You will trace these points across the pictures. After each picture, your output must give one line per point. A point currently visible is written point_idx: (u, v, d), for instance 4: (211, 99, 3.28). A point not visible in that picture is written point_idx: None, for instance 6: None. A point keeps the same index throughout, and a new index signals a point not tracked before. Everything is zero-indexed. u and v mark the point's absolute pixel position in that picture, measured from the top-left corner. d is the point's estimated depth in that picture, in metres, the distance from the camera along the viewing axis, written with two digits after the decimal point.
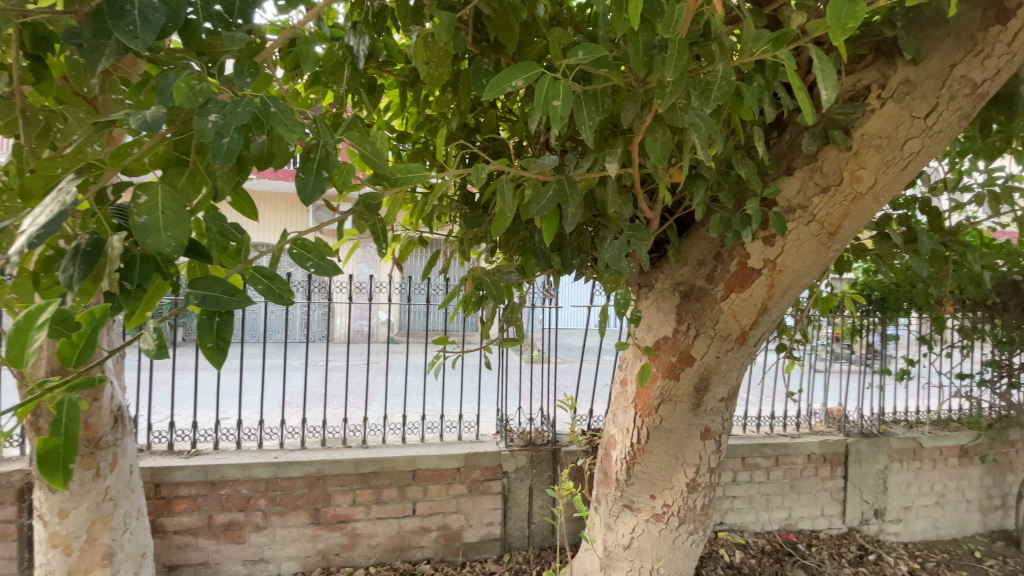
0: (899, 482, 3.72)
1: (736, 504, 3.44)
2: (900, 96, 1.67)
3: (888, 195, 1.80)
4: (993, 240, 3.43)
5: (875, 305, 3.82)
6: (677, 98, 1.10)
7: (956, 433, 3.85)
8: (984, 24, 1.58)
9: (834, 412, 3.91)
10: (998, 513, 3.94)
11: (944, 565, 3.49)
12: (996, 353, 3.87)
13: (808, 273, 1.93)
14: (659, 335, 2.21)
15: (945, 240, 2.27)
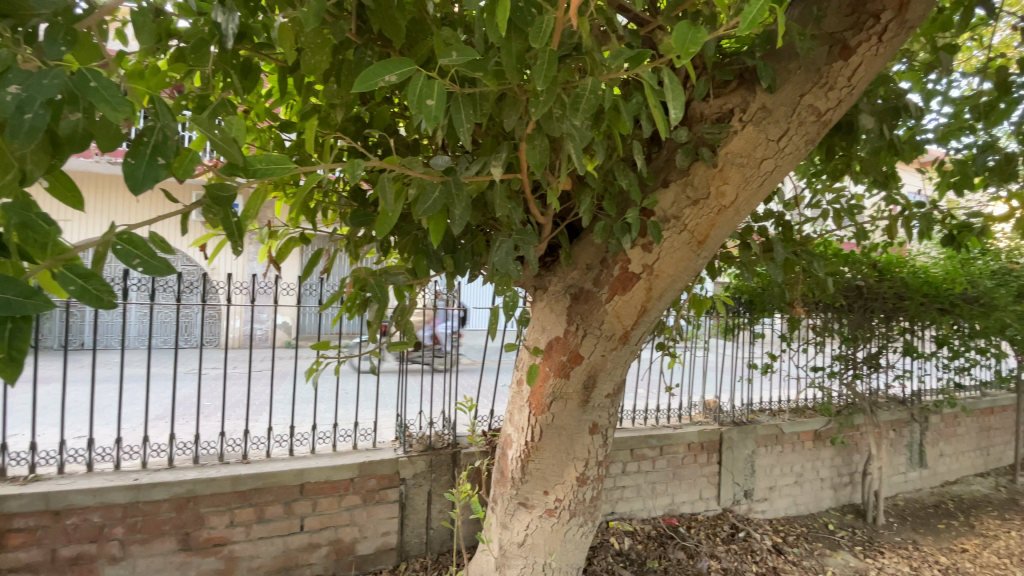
0: (764, 464, 4.18)
1: (626, 494, 3.65)
2: (757, 120, 1.85)
3: (749, 207, 1.99)
4: (843, 252, 4.04)
5: (741, 307, 4.32)
6: (550, 108, 1.13)
7: (809, 418, 4.40)
8: (827, 61, 1.80)
9: (711, 403, 4.30)
10: (842, 487, 4.56)
11: (799, 535, 3.97)
12: (844, 348, 4.49)
13: (682, 277, 2.09)
14: (551, 335, 2.28)
15: (795, 250, 2.59)
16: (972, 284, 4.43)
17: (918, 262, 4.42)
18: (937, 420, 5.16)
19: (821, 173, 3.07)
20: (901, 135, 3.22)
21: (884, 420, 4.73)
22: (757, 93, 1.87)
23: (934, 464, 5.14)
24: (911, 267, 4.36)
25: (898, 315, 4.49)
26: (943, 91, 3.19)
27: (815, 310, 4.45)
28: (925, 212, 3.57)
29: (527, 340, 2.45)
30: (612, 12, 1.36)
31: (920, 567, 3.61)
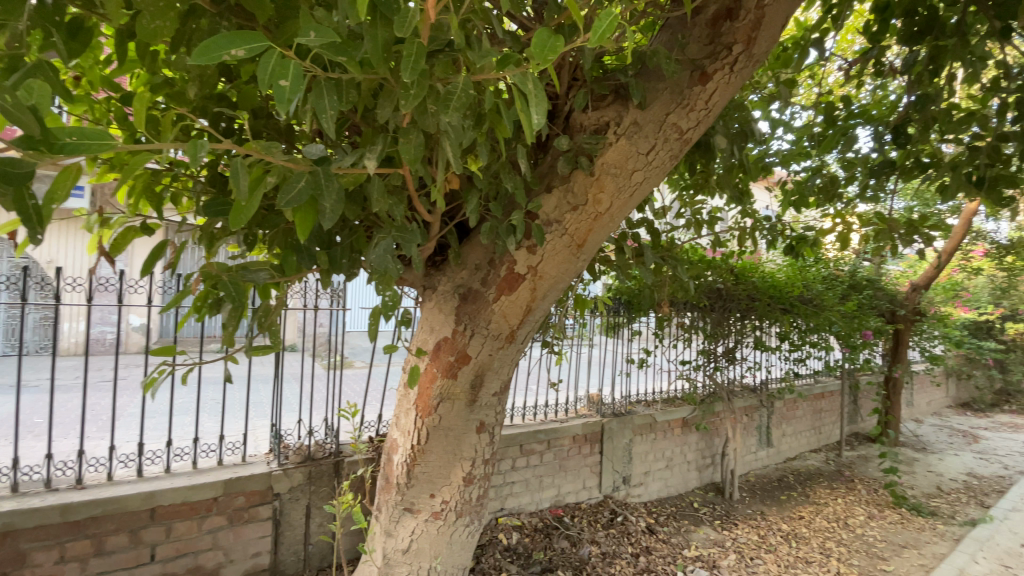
0: (640, 452, 4.53)
1: (515, 489, 3.74)
2: (630, 134, 1.98)
3: (623, 214, 2.12)
4: (709, 258, 4.52)
5: (619, 307, 4.67)
6: (421, 101, 1.11)
7: (678, 408, 4.85)
8: (688, 84, 1.95)
9: (594, 397, 4.56)
10: (706, 468, 5.09)
11: (668, 515, 4.35)
12: (707, 343, 5.04)
13: (564, 278, 2.17)
14: (439, 336, 2.24)
15: (663, 254, 2.82)
16: (808, 288, 5.19)
17: (768, 268, 5.06)
18: (781, 405, 5.98)
19: (689, 187, 3.39)
20: (753, 157, 3.68)
21: (739, 406, 5.36)
22: (630, 109, 1.99)
23: (778, 443, 5.95)
24: (762, 271, 4.97)
25: (751, 314, 5.11)
26: (785, 121, 3.70)
27: (684, 310, 4.94)
28: (771, 226, 4.12)
29: (415, 341, 2.39)
30: (492, 14, 1.37)
31: (764, 534, 4.13)
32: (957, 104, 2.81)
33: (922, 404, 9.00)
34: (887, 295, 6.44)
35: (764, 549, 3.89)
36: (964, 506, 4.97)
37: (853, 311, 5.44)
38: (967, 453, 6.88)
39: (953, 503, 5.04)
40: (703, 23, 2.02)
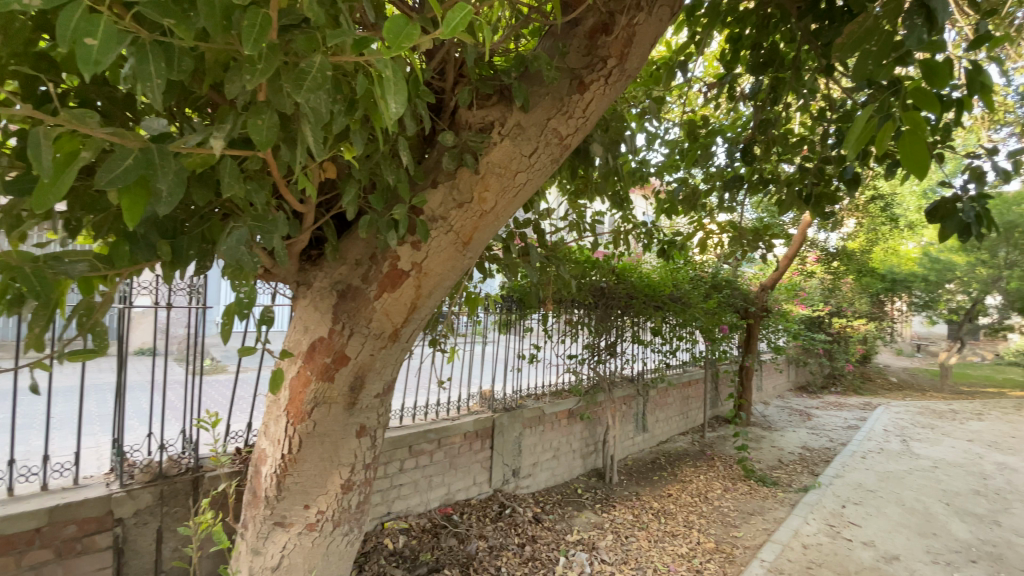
0: (529, 444, 4.67)
1: (403, 491, 3.64)
2: (513, 135, 1.98)
3: (508, 214, 2.11)
4: (594, 259, 4.80)
5: (512, 304, 4.76)
6: (269, 79, 1.04)
7: (565, 400, 5.08)
8: (568, 92, 2.01)
9: (486, 394, 4.61)
10: (590, 455, 5.40)
11: (554, 503, 4.54)
12: (592, 338, 5.34)
13: (450, 276, 2.08)
14: (314, 336, 2.07)
15: (548, 254, 2.91)
16: (677, 287, 5.74)
17: (645, 268, 5.50)
18: (655, 393, 6.55)
19: (575, 190, 3.56)
20: (632, 166, 3.96)
21: (619, 396, 5.78)
22: (513, 111, 2.00)
23: (652, 428, 6.51)
24: (640, 272, 5.37)
25: (630, 311, 5.53)
26: (659, 135, 4.03)
27: (572, 307, 5.18)
28: (648, 230, 4.48)
29: (287, 342, 2.20)
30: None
31: (638, 513, 4.47)
32: (792, 130, 3.27)
33: (768, 388, 10.44)
34: (742, 294, 7.35)
35: (637, 527, 4.21)
36: (796, 474, 5.83)
37: (713, 308, 6.13)
38: (800, 428, 8.11)
39: (789, 472, 5.89)
40: (582, 35, 2.11)
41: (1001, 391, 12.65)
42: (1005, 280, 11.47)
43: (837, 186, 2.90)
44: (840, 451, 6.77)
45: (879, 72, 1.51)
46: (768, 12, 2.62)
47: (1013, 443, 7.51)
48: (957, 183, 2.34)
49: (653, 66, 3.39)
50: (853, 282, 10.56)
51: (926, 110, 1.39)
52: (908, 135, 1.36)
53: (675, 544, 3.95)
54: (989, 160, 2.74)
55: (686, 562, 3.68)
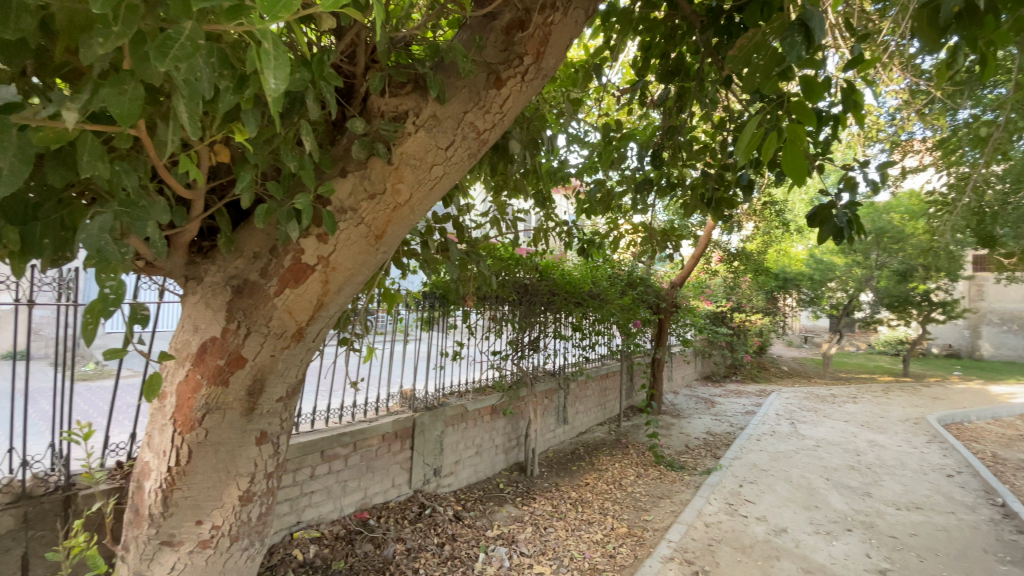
0: (450, 442, 4.61)
1: (315, 498, 3.46)
2: (428, 127, 1.88)
3: (423, 209, 2.01)
4: (517, 256, 4.84)
5: (436, 301, 4.65)
6: (126, 47, 0.98)
7: (488, 396, 5.08)
8: (484, 86, 1.96)
9: (407, 393, 4.50)
10: (512, 450, 5.45)
11: (475, 499, 4.53)
12: (515, 334, 5.38)
13: (361, 271, 1.97)
14: (205, 336, 1.89)
15: (467, 249, 2.86)
16: (595, 285, 5.96)
17: (566, 266, 5.64)
18: (574, 387, 6.76)
19: (496, 187, 3.56)
20: (553, 166, 4.03)
21: (540, 391, 5.89)
22: (428, 100, 1.90)
23: (572, 421, 6.72)
24: (561, 269, 5.49)
25: (552, 308, 5.64)
26: (579, 137, 4.14)
27: (497, 303, 5.19)
28: (568, 228, 4.60)
29: (175, 343, 1.99)
30: None
31: (557, 504, 4.58)
32: (697, 137, 3.49)
33: (678, 379, 11.16)
34: (655, 292, 7.78)
35: (556, 517, 4.32)
36: (701, 458, 6.28)
37: (629, 304, 6.43)
38: (706, 415, 8.76)
39: (695, 456, 6.33)
40: (498, 29, 2.07)
41: (869, 376, 14.48)
42: (873, 279, 13.13)
43: (735, 191, 3.14)
44: (739, 434, 7.39)
45: (766, 84, 1.58)
46: (675, 24, 2.77)
47: (877, 421, 8.61)
48: (833, 192, 2.60)
49: (571, 68, 3.48)
50: (751, 280, 11.58)
51: (806, 124, 1.52)
52: (790, 145, 1.47)
53: (590, 532, 4.10)
54: (861, 172, 3.08)
55: (600, 548, 3.82)
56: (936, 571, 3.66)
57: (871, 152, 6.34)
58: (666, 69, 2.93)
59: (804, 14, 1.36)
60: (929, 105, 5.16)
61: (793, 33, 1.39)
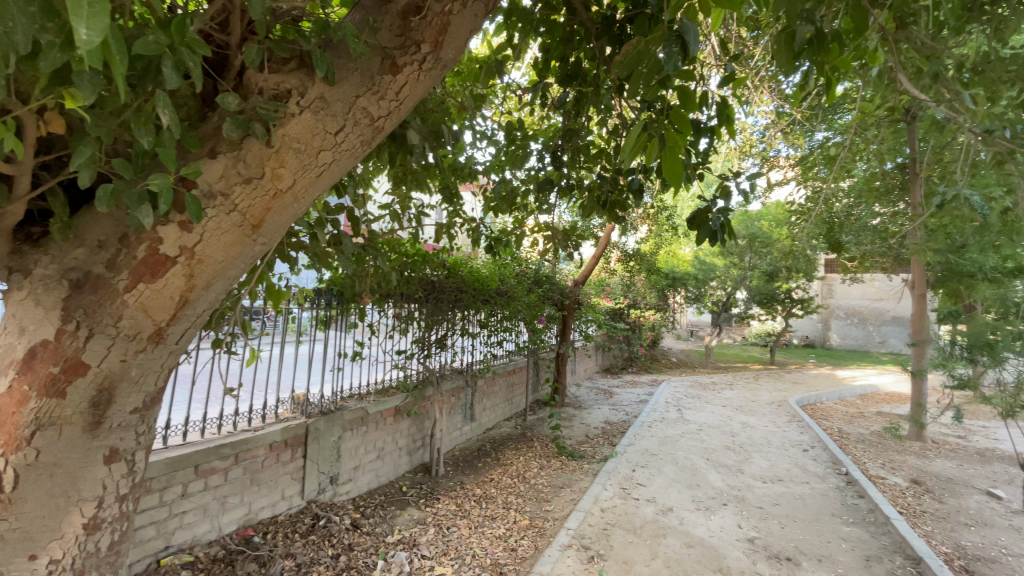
0: (349, 447, 4.37)
1: (188, 519, 3.12)
2: (315, 109, 1.73)
3: (310, 197, 1.86)
4: (424, 252, 4.72)
5: (333, 298, 4.40)
6: None
7: (391, 397, 4.90)
8: (378, 71, 1.83)
9: (300, 397, 4.20)
10: (416, 451, 5.31)
11: (376, 505, 4.35)
12: (421, 333, 5.22)
13: (234, 264, 1.77)
14: (33, 339, 1.58)
15: (363, 243, 2.69)
16: (503, 282, 6.01)
17: (475, 263, 5.59)
18: (481, 383, 6.77)
19: (398, 180, 3.44)
20: (460, 162, 3.99)
21: (447, 389, 5.81)
22: (315, 80, 1.75)
23: (479, 418, 6.72)
24: (469, 266, 5.45)
25: (459, 305, 5.59)
26: (486, 134, 4.13)
27: (402, 301, 5.04)
28: (475, 225, 4.59)
29: None
30: None
31: (460, 502, 4.55)
32: (595, 141, 3.65)
33: (580, 372, 11.67)
34: (559, 290, 8.04)
35: (459, 516, 4.28)
36: (600, 447, 6.61)
37: (534, 301, 6.58)
38: (605, 405, 9.25)
39: (594, 445, 6.65)
40: (395, 13, 1.94)
41: (743, 365, 16.24)
42: (747, 279, 14.74)
43: (628, 195, 3.32)
44: (634, 422, 7.89)
45: (648, 92, 1.65)
46: (574, 28, 2.88)
47: (750, 405, 9.68)
48: (710, 199, 2.84)
49: (475, 63, 3.47)
50: (646, 279, 12.45)
51: (682, 133, 1.64)
52: (669, 152, 1.58)
53: (494, 527, 4.12)
54: (736, 182, 3.41)
55: (502, 542, 3.86)
56: (794, 534, 4.18)
57: (745, 164, 7.09)
58: (565, 71, 3.02)
59: (681, 27, 1.45)
60: (791, 126, 5.88)
61: (671, 44, 1.47)
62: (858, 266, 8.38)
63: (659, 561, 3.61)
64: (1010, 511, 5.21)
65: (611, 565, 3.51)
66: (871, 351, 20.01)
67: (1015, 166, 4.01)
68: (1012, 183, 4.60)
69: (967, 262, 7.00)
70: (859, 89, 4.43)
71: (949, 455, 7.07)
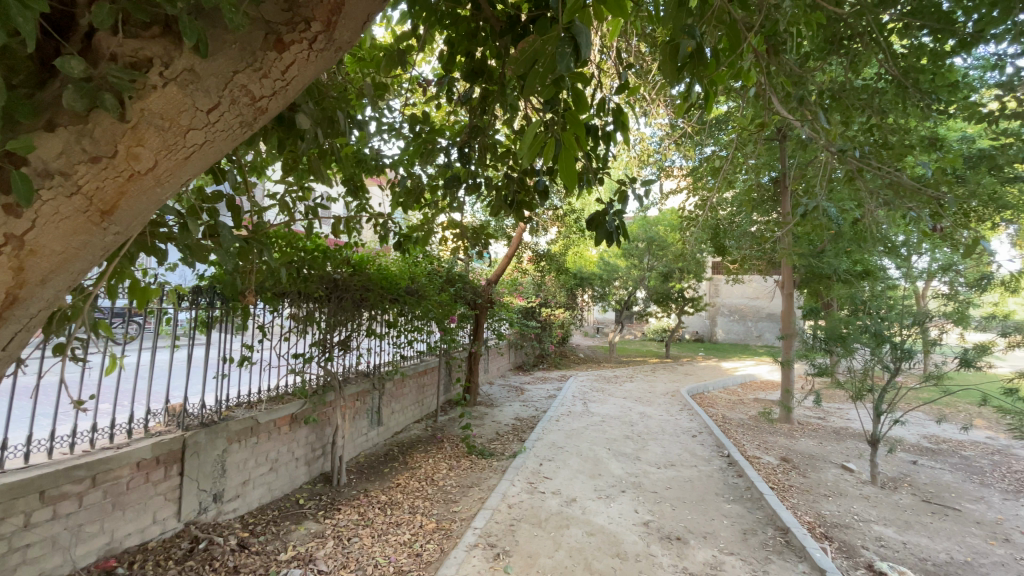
0: (235, 461, 3.99)
1: (31, 554, 2.68)
2: (184, 82, 1.52)
3: (178, 182, 1.64)
4: (324, 248, 4.43)
5: (217, 297, 4.00)
6: None
7: (286, 404, 4.55)
8: (261, 47, 1.64)
9: (175, 408, 3.76)
10: (316, 460, 5.00)
11: (268, 521, 4.02)
12: (321, 335, 4.90)
13: (81, 256, 1.51)
14: None
15: (247, 237, 2.44)
16: (413, 281, 5.85)
17: (383, 260, 5.36)
18: (389, 385, 6.55)
19: (293, 169, 3.21)
20: (364, 154, 3.81)
21: (351, 393, 5.54)
22: (183, 49, 1.53)
23: (387, 421, 6.49)
24: (376, 264, 5.22)
25: (364, 305, 5.34)
26: (394, 127, 3.97)
27: (300, 300, 4.69)
28: (383, 222, 4.41)
29: None
30: None
31: (364, 511, 4.35)
32: (502, 141, 3.66)
33: (493, 370, 11.75)
34: (471, 289, 8.00)
35: (362, 525, 4.09)
36: (510, 443, 6.69)
37: (445, 300, 6.45)
38: (515, 402, 9.40)
39: (504, 442, 6.72)
40: None
41: (642, 359, 17.38)
42: (646, 280, 15.78)
43: (534, 195, 3.37)
44: (543, 417, 8.09)
45: (544, 91, 1.67)
46: (478, 25, 2.83)
47: (648, 396, 10.36)
48: (608, 202, 2.97)
49: (377, 50, 3.32)
50: (555, 280, 12.85)
51: (576, 135, 1.69)
52: (563, 153, 1.60)
53: (398, 534, 3.99)
54: (636, 189, 3.60)
55: (407, 548, 3.75)
56: (683, 514, 4.54)
57: (645, 172, 7.57)
58: (470, 67, 2.98)
59: (573, 29, 1.49)
60: (683, 138, 6.38)
61: (564, 44, 1.51)
62: (739, 268, 9.33)
63: (562, 551, 3.72)
64: (856, 481, 6.08)
65: (516, 560, 3.55)
66: (750, 344, 22.41)
67: (861, 183, 4.67)
68: (859, 199, 5.36)
69: (827, 265, 8.04)
70: (739, 108, 4.92)
71: (810, 435, 8.11)
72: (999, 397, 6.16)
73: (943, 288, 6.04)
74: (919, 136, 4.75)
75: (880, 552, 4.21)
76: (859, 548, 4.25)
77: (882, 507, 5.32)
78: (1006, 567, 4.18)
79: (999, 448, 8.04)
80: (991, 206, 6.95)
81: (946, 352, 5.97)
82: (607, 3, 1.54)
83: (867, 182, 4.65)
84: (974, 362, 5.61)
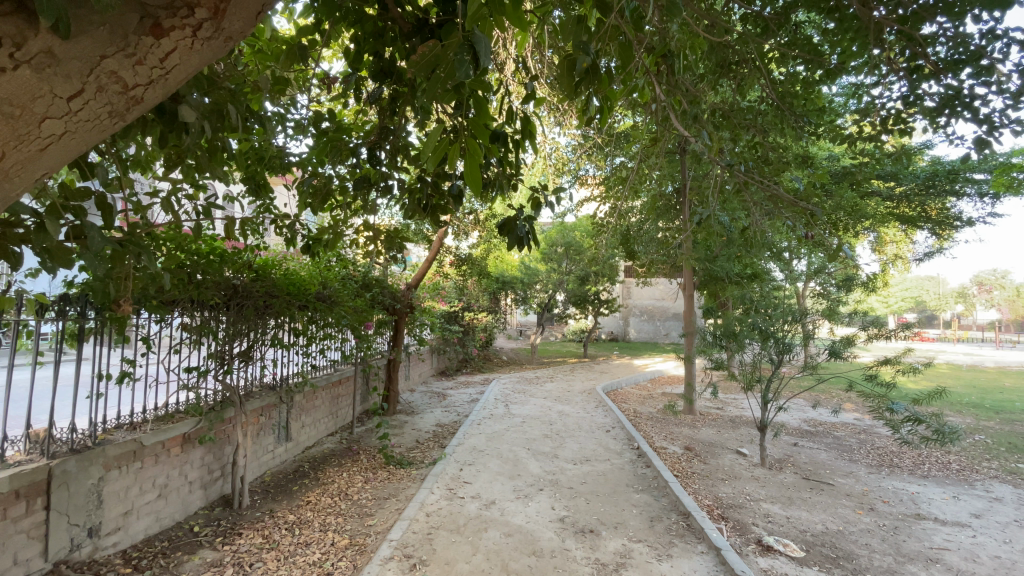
0: (115, 490, 3.55)
1: None
2: (42, 67, 1.27)
3: (31, 177, 1.39)
4: (222, 250, 4.12)
5: (90, 305, 3.56)
6: None
7: (177, 424, 4.13)
8: (134, 31, 1.39)
9: (38, 433, 3.25)
10: (214, 483, 4.58)
11: (156, 554, 3.63)
12: (218, 346, 4.50)
13: None
14: None
15: (122, 239, 2.20)
16: (323, 286, 5.60)
17: (288, 264, 5.08)
18: (299, 398, 6.19)
19: (179, 163, 2.92)
20: (265, 150, 3.57)
21: (253, 409, 5.13)
22: (38, 28, 1.26)
23: (296, 436, 6.10)
24: (282, 269, 4.93)
25: (269, 312, 5.00)
26: (300, 124, 3.77)
27: (194, 308, 4.28)
28: (290, 224, 4.16)
29: None
30: None
31: (268, 533, 4.07)
32: (415, 145, 3.60)
33: (414, 377, 11.51)
34: (390, 294, 7.81)
35: (266, 549, 3.82)
36: (428, 451, 6.57)
37: (361, 306, 6.34)
38: (436, 409, 9.26)
39: (423, 450, 6.60)
40: None
41: (562, 360, 17.98)
42: (564, 283, 16.37)
43: (448, 200, 3.33)
44: (463, 422, 8.04)
45: (444, 97, 1.68)
46: (385, 25, 2.81)
47: (566, 395, 10.68)
48: (519, 208, 3.02)
49: (279, 43, 3.16)
50: (477, 284, 12.94)
51: (480, 140, 1.74)
52: (467, 161, 1.63)
53: (307, 553, 3.78)
54: (551, 196, 3.69)
55: (316, 568, 3.56)
56: (596, 507, 4.74)
57: (560, 180, 7.88)
58: (379, 67, 2.91)
59: (472, 38, 1.52)
60: (594, 148, 6.77)
61: (462, 52, 1.55)
62: (646, 272, 9.97)
63: (479, 555, 3.72)
64: (749, 464, 6.70)
65: (433, 568, 3.50)
66: (659, 342, 23.99)
67: (748, 196, 5.17)
68: (747, 209, 5.94)
69: (721, 269, 8.90)
70: (642, 122, 5.30)
71: (710, 424, 8.84)
72: (862, 383, 7.08)
73: (818, 288, 6.84)
74: (795, 154, 5.37)
75: (768, 527, 4.68)
76: (750, 525, 4.68)
77: (770, 486, 5.92)
78: (869, 532, 4.81)
79: (863, 428, 9.25)
80: (853, 217, 8.01)
81: (819, 345, 6.71)
82: (508, 16, 1.58)
83: (752, 194, 5.16)
84: (840, 352, 6.40)
